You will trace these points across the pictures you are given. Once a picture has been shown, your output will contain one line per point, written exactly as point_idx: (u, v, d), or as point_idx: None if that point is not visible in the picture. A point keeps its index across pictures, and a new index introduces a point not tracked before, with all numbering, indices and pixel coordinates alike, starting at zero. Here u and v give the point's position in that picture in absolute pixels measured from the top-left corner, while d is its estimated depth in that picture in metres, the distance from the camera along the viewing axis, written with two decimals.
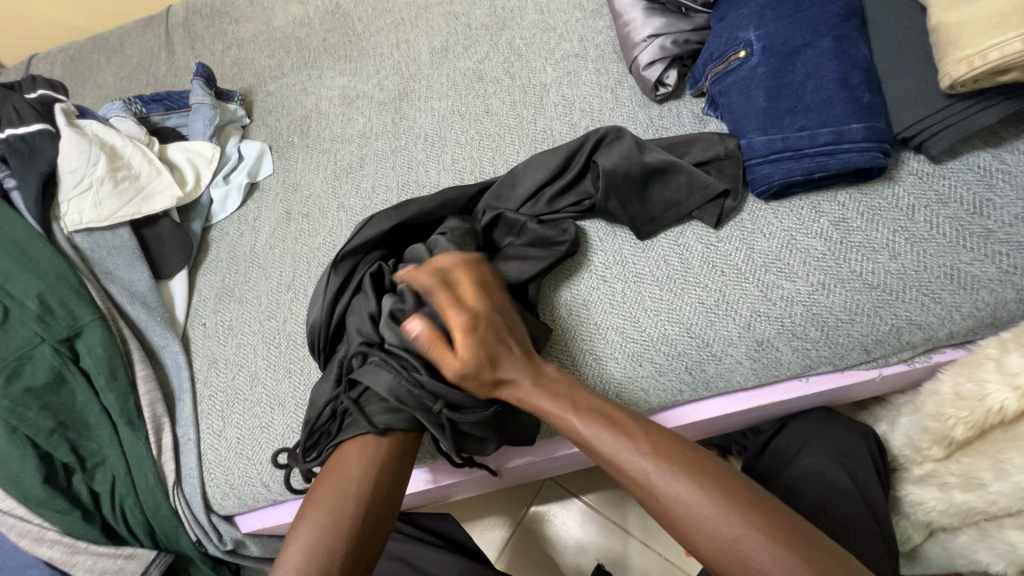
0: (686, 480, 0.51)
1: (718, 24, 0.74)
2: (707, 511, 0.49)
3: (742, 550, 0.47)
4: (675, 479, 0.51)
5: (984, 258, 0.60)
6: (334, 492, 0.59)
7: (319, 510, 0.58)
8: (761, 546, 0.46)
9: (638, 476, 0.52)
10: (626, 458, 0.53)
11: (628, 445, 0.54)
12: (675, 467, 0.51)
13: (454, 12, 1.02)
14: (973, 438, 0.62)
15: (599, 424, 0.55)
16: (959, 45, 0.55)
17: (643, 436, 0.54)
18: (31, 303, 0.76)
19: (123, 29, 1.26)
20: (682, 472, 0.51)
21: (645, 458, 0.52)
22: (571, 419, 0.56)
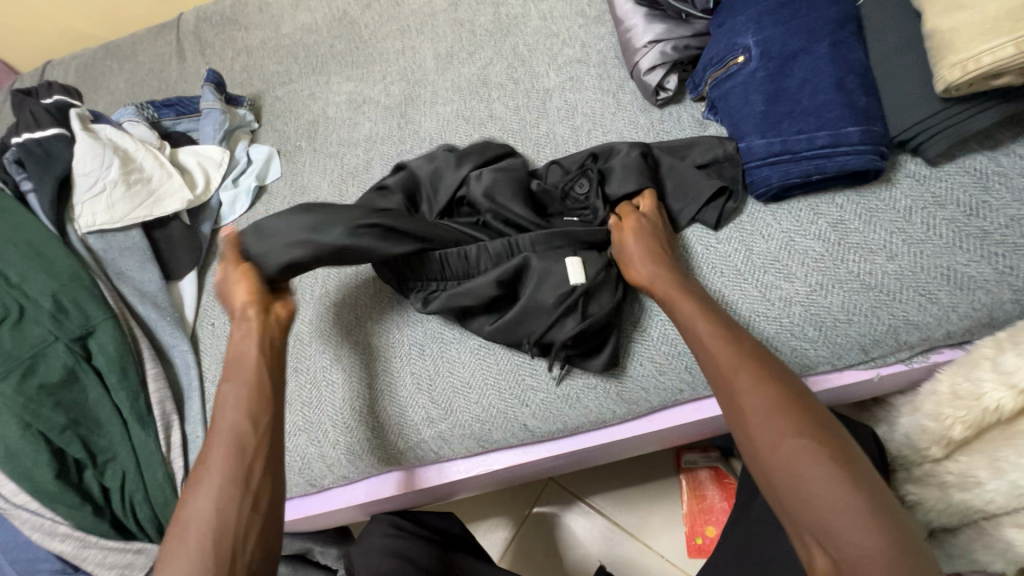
0: (775, 400, 0.48)
1: (717, 30, 0.75)
2: (783, 432, 0.46)
3: (805, 468, 0.44)
4: (759, 393, 0.49)
5: (980, 259, 0.61)
6: (201, 512, 0.53)
7: (183, 539, 0.51)
8: (838, 480, 0.43)
9: (729, 370, 0.52)
10: (721, 362, 0.53)
11: (731, 347, 0.53)
12: (768, 384, 0.49)
13: (458, 19, 1.04)
14: (971, 437, 0.63)
15: (709, 331, 0.56)
16: (953, 50, 0.56)
17: (749, 355, 0.53)
18: (46, 302, 0.78)
19: (135, 36, 1.29)
20: (773, 391, 0.49)
21: (743, 367, 0.51)
22: (693, 316, 0.58)
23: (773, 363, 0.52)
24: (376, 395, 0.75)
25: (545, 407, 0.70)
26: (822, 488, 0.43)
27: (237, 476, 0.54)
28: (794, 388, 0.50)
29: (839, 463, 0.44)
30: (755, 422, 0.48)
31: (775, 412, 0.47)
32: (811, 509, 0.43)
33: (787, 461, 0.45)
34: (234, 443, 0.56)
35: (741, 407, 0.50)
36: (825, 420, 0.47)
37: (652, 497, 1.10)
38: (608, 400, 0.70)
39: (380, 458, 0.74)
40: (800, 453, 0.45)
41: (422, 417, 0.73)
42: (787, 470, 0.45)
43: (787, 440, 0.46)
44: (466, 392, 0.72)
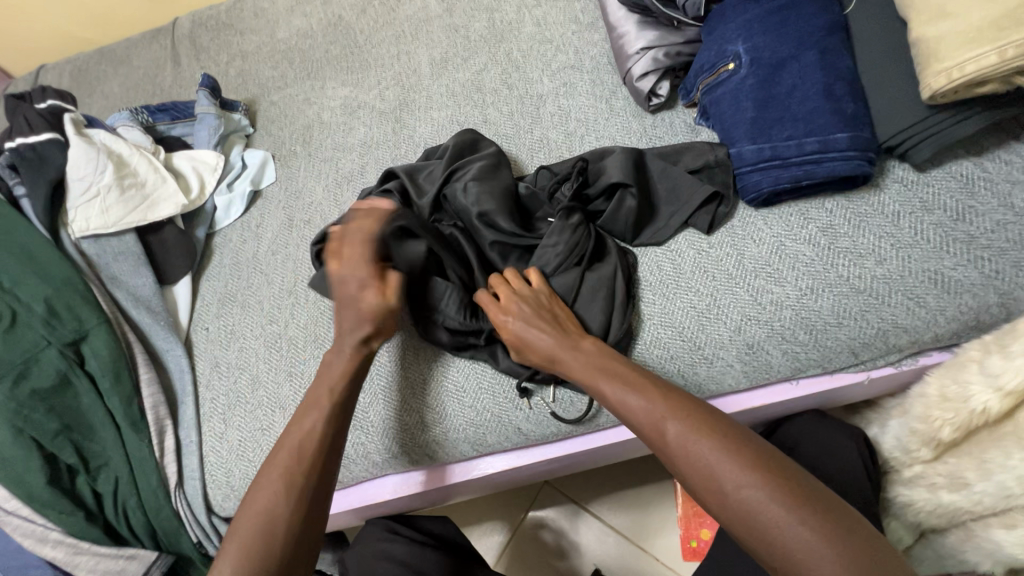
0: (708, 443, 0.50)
1: (708, 37, 0.76)
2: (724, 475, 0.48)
3: (754, 513, 0.46)
4: (690, 441, 0.51)
5: (966, 263, 0.62)
6: (263, 511, 0.57)
7: (248, 529, 0.56)
8: (783, 518, 0.44)
9: (653, 430, 0.54)
10: (644, 417, 0.55)
11: (645, 401, 0.55)
12: (694, 429, 0.51)
13: (453, 25, 1.05)
14: (960, 439, 0.63)
15: (625, 386, 0.57)
16: (939, 58, 0.57)
17: (667, 402, 0.54)
18: (39, 307, 0.78)
19: (130, 40, 1.29)
20: (699, 435, 0.51)
21: (666, 417, 0.53)
22: (599, 386, 0.59)
23: (693, 403, 0.54)
24: (383, 405, 0.74)
25: (539, 411, 0.71)
26: (777, 529, 0.44)
27: (301, 485, 0.58)
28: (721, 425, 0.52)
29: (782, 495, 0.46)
30: (695, 470, 0.50)
31: (708, 460, 0.49)
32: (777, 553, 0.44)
33: (736, 507, 0.47)
34: (304, 454, 0.60)
35: (679, 467, 0.51)
36: (759, 451, 0.49)
37: (646, 500, 1.10)
38: (601, 404, 0.70)
39: (375, 460, 0.74)
40: (745, 499, 0.46)
41: (417, 421, 0.73)
42: (740, 520, 0.47)
43: (732, 484, 0.47)
44: (460, 396, 0.72)
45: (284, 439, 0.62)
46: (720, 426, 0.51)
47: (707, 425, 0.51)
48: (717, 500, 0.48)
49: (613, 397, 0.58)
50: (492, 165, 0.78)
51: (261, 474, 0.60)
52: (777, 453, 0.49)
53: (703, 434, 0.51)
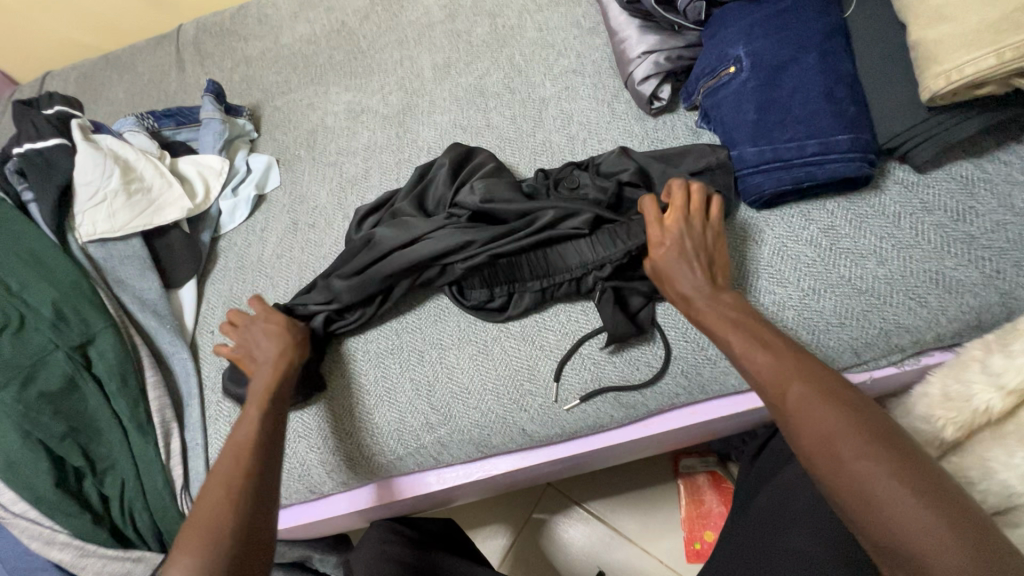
0: (851, 427, 0.47)
1: (709, 41, 0.77)
2: (860, 462, 0.46)
3: (891, 500, 0.44)
4: (824, 418, 0.48)
5: (967, 264, 0.63)
6: (211, 503, 0.56)
7: (192, 524, 0.55)
8: (924, 514, 0.42)
9: (777, 389, 0.52)
10: (776, 382, 0.52)
11: (782, 362, 0.53)
12: (837, 412, 0.48)
13: (456, 30, 1.06)
14: (963, 439, 0.64)
15: (760, 348, 0.54)
16: (937, 61, 0.58)
17: (809, 375, 0.51)
18: (46, 310, 0.79)
19: (136, 47, 1.30)
20: (849, 418, 0.48)
21: (802, 387, 0.51)
22: (726, 335, 0.57)
23: (839, 382, 0.51)
24: (387, 410, 0.74)
25: (543, 413, 0.71)
26: (909, 522, 0.42)
27: (248, 475, 0.58)
28: (866, 414, 0.48)
29: (928, 494, 0.43)
30: (827, 449, 0.47)
31: (844, 432, 0.47)
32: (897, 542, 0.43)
33: (862, 490, 0.45)
34: (244, 448, 0.61)
35: (803, 429, 0.49)
36: (908, 448, 0.46)
37: (650, 502, 1.10)
38: (606, 405, 0.70)
39: (379, 463, 0.74)
40: (874, 479, 0.45)
41: (420, 423, 0.73)
42: (859, 498, 0.45)
43: (867, 470, 0.45)
44: (463, 398, 0.73)
45: (232, 436, 0.63)
46: (867, 415, 0.48)
47: (860, 414, 0.48)
48: (836, 471, 0.47)
49: (742, 352, 0.55)
50: (490, 170, 0.81)
51: (212, 472, 0.60)
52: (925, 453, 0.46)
53: (850, 412, 0.48)
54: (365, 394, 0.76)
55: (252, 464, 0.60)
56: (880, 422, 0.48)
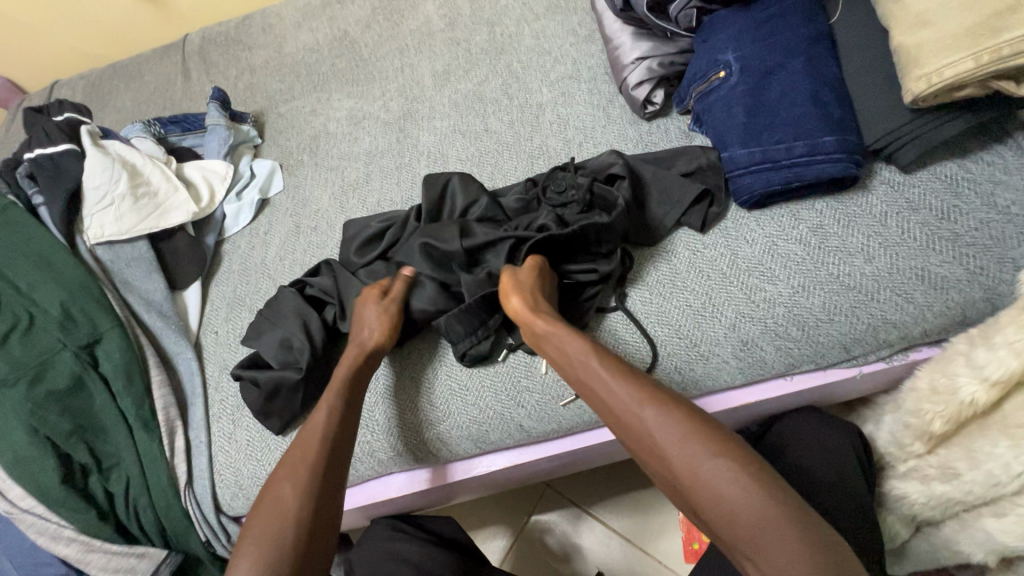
0: (684, 431, 0.54)
1: (700, 47, 0.79)
2: (693, 462, 0.52)
3: (720, 493, 0.50)
4: (666, 427, 0.54)
5: (952, 260, 0.64)
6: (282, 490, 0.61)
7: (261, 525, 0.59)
8: (751, 494, 0.49)
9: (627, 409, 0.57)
10: (623, 402, 0.58)
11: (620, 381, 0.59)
12: (665, 412, 0.55)
13: (455, 38, 1.08)
14: (950, 432, 0.65)
15: (606, 371, 0.60)
16: (918, 64, 0.60)
17: (646, 390, 0.57)
18: (55, 311, 0.81)
19: (142, 56, 1.33)
20: (684, 422, 0.54)
21: (642, 405, 0.56)
22: (576, 358, 0.62)
23: (664, 390, 0.58)
24: (396, 412, 0.76)
25: (539, 409, 0.72)
26: (733, 504, 0.49)
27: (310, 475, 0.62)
28: (696, 414, 0.55)
29: (749, 479, 0.50)
30: (671, 456, 0.53)
31: (677, 437, 0.53)
32: (733, 529, 0.49)
33: (702, 487, 0.51)
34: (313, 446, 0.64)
35: (649, 441, 0.55)
36: (729, 439, 0.53)
37: (649, 503, 1.11)
38: None
39: (380, 458, 0.75)
40: (713, 480, 0.50)
41: (419, 419, 0.75)
42: (701, 494, 0.51)
43: (700, 470, 0.51)
44: (462, 394, 0.74)
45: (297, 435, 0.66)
46: (696, 417, 0.55)
47: (692, 417, 0.55)
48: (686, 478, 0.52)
49: (594, 373, 0.60)
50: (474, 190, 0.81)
51: (277, 470, 0.63)
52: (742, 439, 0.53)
53: (680, 419, 0.54)
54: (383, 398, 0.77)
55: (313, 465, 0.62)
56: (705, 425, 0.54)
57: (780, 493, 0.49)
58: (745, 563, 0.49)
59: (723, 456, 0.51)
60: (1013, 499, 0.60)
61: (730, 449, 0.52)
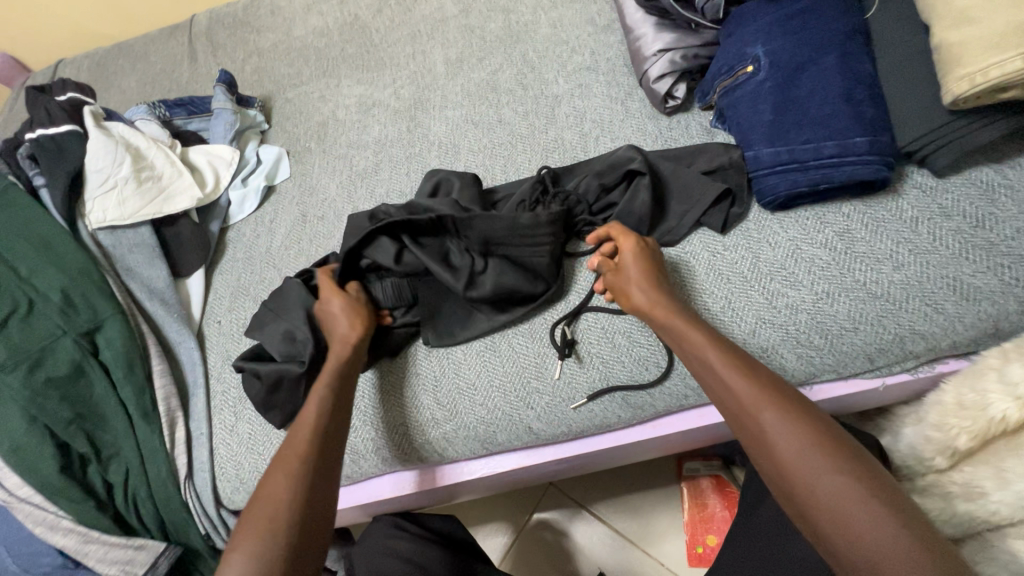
0: (803, 434, 0.49)
1: (727, 39, 0.76)
2: (818, 475, 0.47)
3: (851, 516, 0.44)
4: (790, 431, 0.49)
5: (986, 270, 0.61)
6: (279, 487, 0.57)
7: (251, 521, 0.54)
8: (889, 527, 0.43)
9: (734, 396, 0.54)
10: (729, 382, 0.54)
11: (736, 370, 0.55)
12: (785, 411, 0.51)
13: (470, 25, 1.05)
14: (975, 448, 0.62)
15: (727, 366, 0.55)
16: (962, 63, 0.57)
17: (772, 389, 0.53)
18: (55, 296, 0.79)
19: (148, 36, 1.30)
20: (808, 433, 0.49)
21: (770, 411, 0.51)
22: (693, 343, 0.59)
23: (802, 400, 0.52)
24: (405, 411, 0.74)
25: (550, 410, 0.70)
26: (857, 521, 0.44)
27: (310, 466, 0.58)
28: (829, 429, 0.50)
29: (889, 513, 0.44)
30: (790, 466, 0.48)
31: (791, 436, 0.49)
32: (850, 544, 0.44)
33: (826, 506, 0.46)
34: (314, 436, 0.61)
35: (760, 439, 0.51)
36: (869, 466, 0.47)
37: (653, 504, 1.10)
38: (614, 407, 0.70)
39: (384, 456, 0.74)
40: (835, 492, 0.46)
41: (427, 418, 0.73)
42: (818, 506, 0.46)
43: (820, 486, 0.46)
44: (471, 393, 0.72)
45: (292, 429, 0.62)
46: (830, 428, 0.50)
47: (820, 431, 0.49)
48: (799, 484, 0.48)
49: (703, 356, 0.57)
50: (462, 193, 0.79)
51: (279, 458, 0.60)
52: (883, 469, 0.48)
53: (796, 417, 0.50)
54: (391, 398, 0.74)
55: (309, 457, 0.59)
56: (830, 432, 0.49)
57: (929, 536, 0.43)
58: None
59: (853, 478, 0.46)
60: None
61: (866, 475, 0.46)
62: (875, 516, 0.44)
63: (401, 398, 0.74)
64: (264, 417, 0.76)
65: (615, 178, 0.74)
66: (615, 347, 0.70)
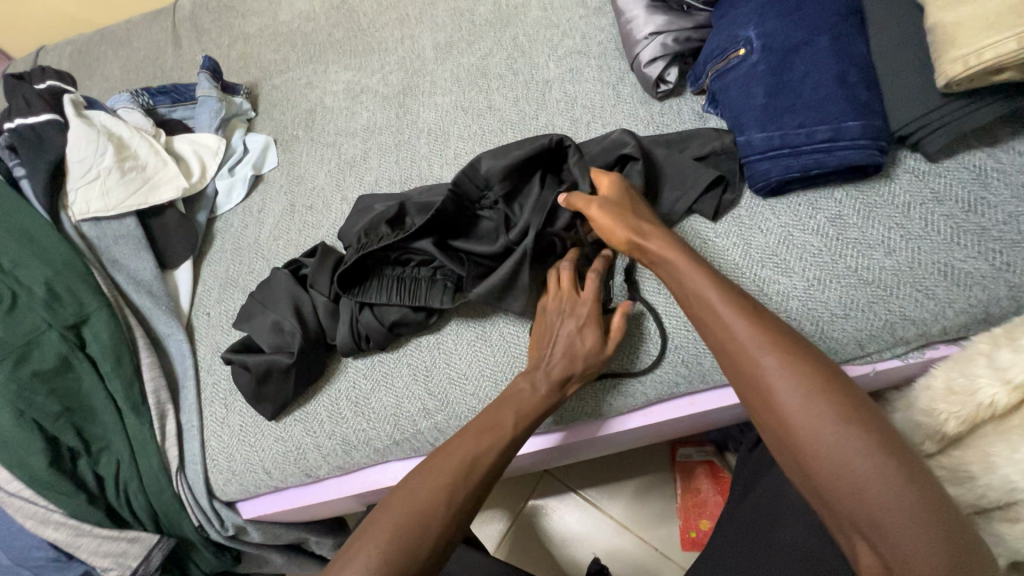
0: (804, 389, 0.47)
1: (719, 22, 0.75)
2: (823, 425, 0.45)
3: (855, 477, 0.43)
4: (797, 380, 0.47)
5: (977, 256, 0.61)
6: (434, 479, 0.55)
7: (398, 515, 0.53)
8: (891, 480, 0.42)
9: (738, 348, 0.51)
10: (733, 333, 0.52)
11: (742, 319, 0.52)
12: (790, 366, 0.48)
13: (459, 8, 1.03)
14: (965, 433, 0.62)
15: (732, 311, 0.53)
16: (955, 45, 0.56)
17: (775, 337, 0.50)
18: (39, 289, 0.78)
19: (131, 22, 1.27)
20: (808, 376, 0.47)
21: (775, 366, 0.49)
22: (699, 290, 0.56)
23: (807, 349, 0.50)
24: (398, 402, 0.73)
25: None
26: (863, 484, 0.43)
27: (459, 495, 0.55)
28: (836, 376, 0.48)
29: (894, 464, 0.43)
30: (793, 420, 0.47)
31: (793, 390, 0.47)
32: (853, 503, 0.43)
33: (829, 456, 0.45)
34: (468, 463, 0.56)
35: (763, 392, 0.49)
36: (876, 419, 0.45)
37: (647, 491, 1.11)
38: (604, 394, 0.70)
39: (376, 446, 0.74)
40: (839, 453, 0.44)
41: (419, 408, 0.73)
42: (822, 464, 0.45)
43: (825, 436, 0.45)
44: (461, 382, 0.72)
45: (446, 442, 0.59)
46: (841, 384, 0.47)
47: (821, 375, 0.47)
48: (803, 441, 0.46)
49: (708, 305, 0.55)
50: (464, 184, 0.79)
51: (423, 466, 0.57)
52: (887, 419, 0.46)
53: (801, 370, 0.48)
54: (384, 391, 0.74)
55: (458, 490, 0.55)
56: (839, 388, 0.47)
57: (930, 488, 0.43)
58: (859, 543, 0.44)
59: (860, 426, 0.45)
60: None
61: (873, 433, 0.44)
62: (883, 478, 0.43)
63: (395, 390, 0.74)
64: (254, 408, 0.76)
65: (606, 159, 0.72)
66: None
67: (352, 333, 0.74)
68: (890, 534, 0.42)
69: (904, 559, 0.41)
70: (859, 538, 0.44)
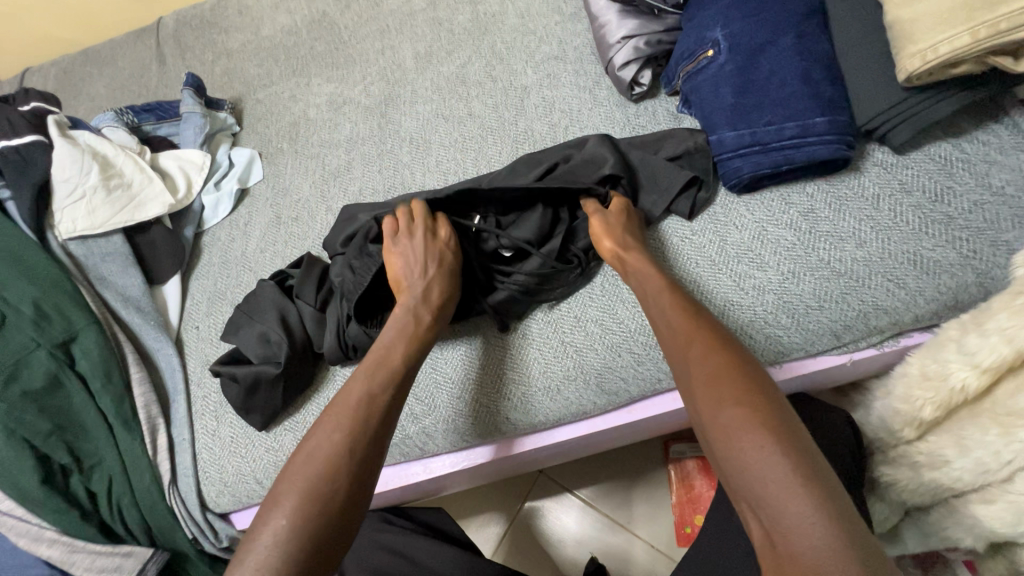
0: (711, 371, 0.51)
1: (688, 24, 0.77)
2: (720, 407, 0.49)
3: (740, 448, 0.46)
4: (708, 366, 0.52)
5: (945, 244, 0.63)
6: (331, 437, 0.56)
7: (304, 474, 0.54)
8: (771, 450, 0.44)
9: (671, 338, 0.57)
10: (666, 329, 0.58)
11: (675, 314, 0.58)
12: (706, 353, 0.53)
13: (438, 18, 1.04)
14: (941, 418, 0.64)
15: (670, 309, 0.59)
16: (912, 40, 0.57)
17: (699, 330, 0.55)
18: (27, 308, 0.79)
19: (114, 41, 1.28)
20: (717, 362, 0.52)
21: (694, 352, 0.54)
22: (647, 294, 0.63)
23: (729, 343, 0.54)
24: None
25: (526, 401, 0.71)
26: (748, 453, 0.45)
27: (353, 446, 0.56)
28: (746, 366, 0.51)
29: (777, 441, 0.45)
30: (700, 399, 0.51)
31: (704, 371, 0.52)
32: (738, 471, 0.45)
33: (722, 434, 0.47)
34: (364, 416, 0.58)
35: (685, 377, 0.54)
36: (775, 402, 0.48)
37: (640, 488, 1.11)
38: (589, 396, 0.71)
39: None
40: (730, 426, 0.47)
41: (406, 412, 0.73)
42: (720, 436, 0.48)
43: (720, 416, 0.48)
44: (448, 385, 0.73)
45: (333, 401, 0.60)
46: (749, 371, 0.51)
47: (730, 363, 0.51)
48: (707, 417, 0.49)
49: (651, 305, 0.61)
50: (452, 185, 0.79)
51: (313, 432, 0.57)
52: (792, 412, 0.48)
53: (714, 357, 0.52)
54: None
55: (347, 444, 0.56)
56: (744, 373, 0.50)
57: (810, 465, 0.43)
58: (748, 514, 0.45)
59: (752, 402, 0.48)
60: (1001, 486, 0.60)
61: (763, 411, 0.47)
62: (763, 448, 0.45)
63: None
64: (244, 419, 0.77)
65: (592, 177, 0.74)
66: (588, 339, 0.71)
67: (339, 342, 0.74)
68: (772, 507, 0.43)
69: (777, 519, 0.42)
70: (751, 517, 0.45)
